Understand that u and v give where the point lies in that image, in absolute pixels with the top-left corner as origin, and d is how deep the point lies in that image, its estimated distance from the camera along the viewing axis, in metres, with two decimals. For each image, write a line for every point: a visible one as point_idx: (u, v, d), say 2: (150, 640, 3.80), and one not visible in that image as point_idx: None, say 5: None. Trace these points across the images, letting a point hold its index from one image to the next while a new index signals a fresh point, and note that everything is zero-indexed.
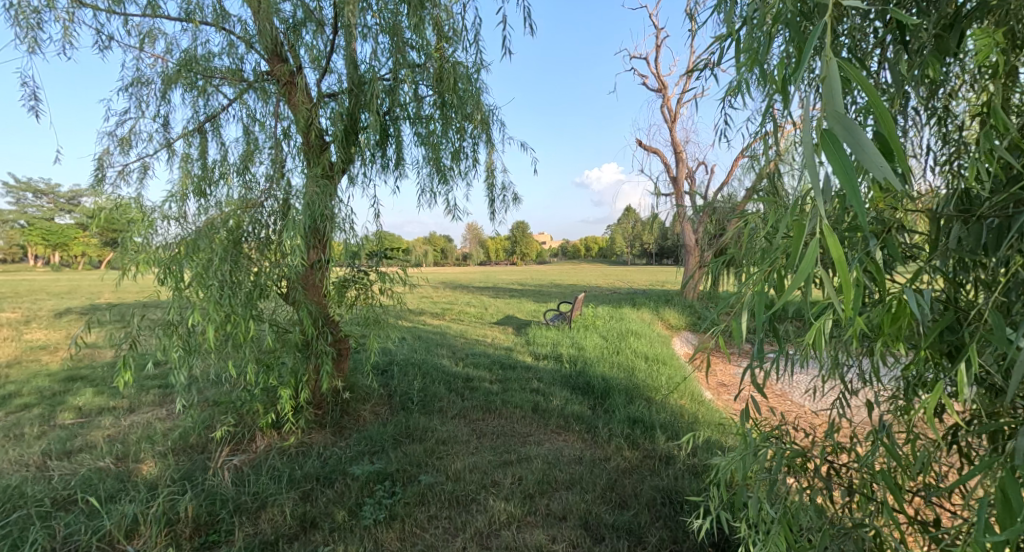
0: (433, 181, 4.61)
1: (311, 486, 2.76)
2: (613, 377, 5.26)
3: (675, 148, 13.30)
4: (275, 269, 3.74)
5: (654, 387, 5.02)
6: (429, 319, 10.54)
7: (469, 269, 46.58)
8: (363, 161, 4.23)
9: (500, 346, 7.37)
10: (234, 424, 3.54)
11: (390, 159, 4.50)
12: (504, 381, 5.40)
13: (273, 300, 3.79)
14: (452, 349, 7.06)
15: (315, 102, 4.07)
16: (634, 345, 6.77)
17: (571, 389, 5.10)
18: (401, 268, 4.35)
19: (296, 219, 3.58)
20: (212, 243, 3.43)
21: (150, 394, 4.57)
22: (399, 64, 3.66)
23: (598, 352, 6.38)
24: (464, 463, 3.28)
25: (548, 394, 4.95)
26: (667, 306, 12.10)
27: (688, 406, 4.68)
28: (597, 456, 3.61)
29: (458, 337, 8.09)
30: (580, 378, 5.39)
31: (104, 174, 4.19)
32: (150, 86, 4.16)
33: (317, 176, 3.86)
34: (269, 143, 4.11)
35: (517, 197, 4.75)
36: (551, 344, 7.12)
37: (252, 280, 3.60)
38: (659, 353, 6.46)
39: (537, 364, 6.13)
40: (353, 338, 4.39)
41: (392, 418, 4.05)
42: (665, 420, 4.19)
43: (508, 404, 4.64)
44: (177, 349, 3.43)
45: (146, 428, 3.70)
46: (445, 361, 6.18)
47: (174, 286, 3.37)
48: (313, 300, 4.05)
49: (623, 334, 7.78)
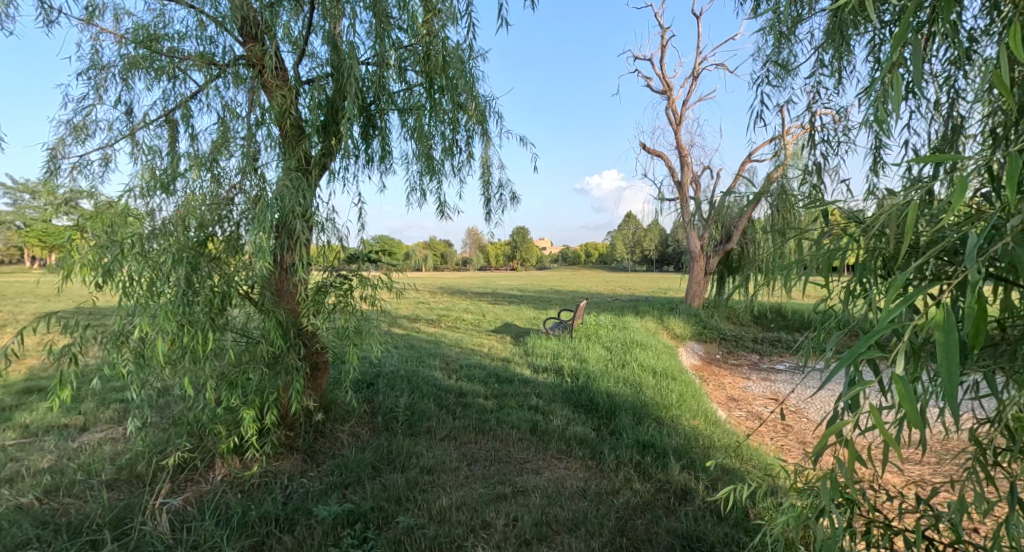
0: (423, 179, 4.23)
1: (266, 532, 2.34)
2: (619, 394, 4.83)
3: (678, 152, 12.99)
4: (241, 273, 3.32)
5: (663, 406, 4.60)
6: (424, 326, 10.06)
7: (469, 275, 46.24)
8: (345, 155, 3.84)
9: (497, 357, 6.95)
10: (189, 450, 3.10)
11: (377, 153, 4.10)
12: (500, 397, 4.97)
13: (239, 307, 3.37)
14: (446, 360, 6.63)
15: (293, 89, 3.68)
16: (640, 357, 6.34)
17: (573, 407, 4.68)
18: (386, 273, 3.95)
19: (264, 216, 3.17)
20: (166, 243, 3.02)
21: (109, 410, 4.12)
22: (383, 43, 3.28)
23: (601, 364, 5.96)
24: (451, 499, 2.85)
25: (548, 412, 4.52)
26: (672, 315, 11.68)
27: (702, 428, 4.27)
28: (604, 488, 3.18)
29: (453, 347, 7.65)
30: (582, 394, 4.97)
31: (58, 166, 3.77)
32: (111, 69, 3.77)
33: (292, 168, 3.47)
34: (241, 133, 3.72)
35: (516, 197, 4.35)
36: (551, 355, 6.68)
37: (213, 284, 3.17)
38: (667, 365, 6.03)
39: (536, 378, 5.69)
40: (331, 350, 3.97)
41: (373, 441, 3.62)
42: (678, 445, 3.78)
43: (504, 423, 4.22)
44: (126, 364, 3.00)
45: (92, 453, 3.26)
46: (437, 373, 5.74)
47: (121, 291, 2.95)
48: (287, 307, 3.63)
49: (628, 345, 7.37)
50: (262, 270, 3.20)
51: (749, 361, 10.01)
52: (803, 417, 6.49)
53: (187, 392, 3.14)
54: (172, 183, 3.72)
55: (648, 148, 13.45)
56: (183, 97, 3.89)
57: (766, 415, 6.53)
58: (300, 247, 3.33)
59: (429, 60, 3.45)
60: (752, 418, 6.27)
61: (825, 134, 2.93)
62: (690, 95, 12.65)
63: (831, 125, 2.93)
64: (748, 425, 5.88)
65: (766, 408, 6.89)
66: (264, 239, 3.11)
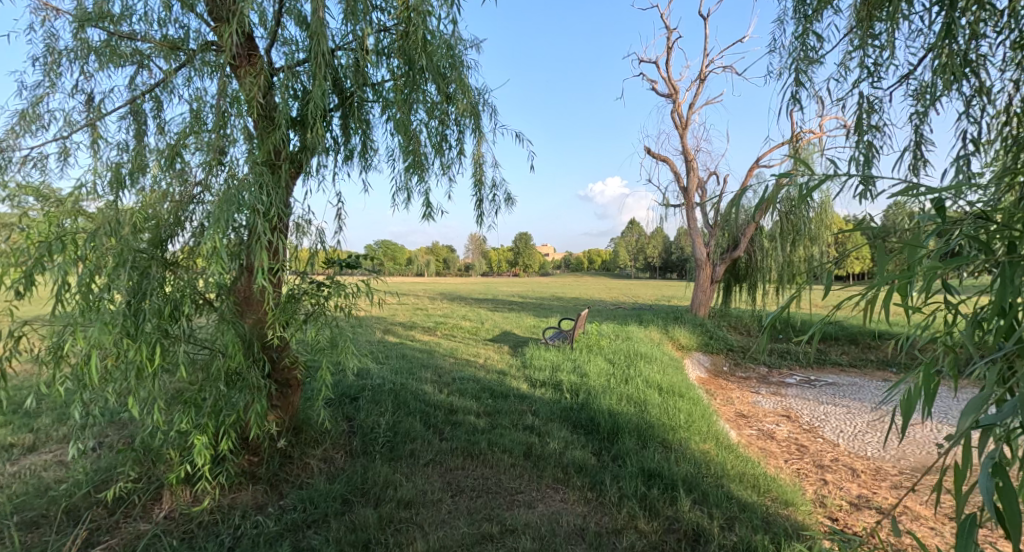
0: (409, 177, 3.88)
1: None
2: (622, 413, 4.44)
3: (683, 157, 12.68)
4: (198, 281, 2.95)
5: (670, 427, 4.20)
6: (420, 335, 9.67)
7: (470, 281, 45.87)
8: (323, 150, 3.51)
9: (493, 369, 6.55)
10: (133, 481, 2.73)
11: (358, 148, 3.75)
12: (493, 415, 4.59)
13: (196, 318, 3.01)
14: (438, 372, 6.23)
15: (265, 78, 3.35)
16: (645, 371, 5.93)
17: (571, 428, 4.30)
18: (365, 279, 3.50)
19: (222, 216, 2.81)
20: (109, 246, 2.66)
21: (62, 428, 3.75)
22: (360, 24, 2.95)
23: (603, 379, 5.55)
24: (427, 543, 2.49)
25: (544, 433, 4.14)
26: (676, 325, 11.28)
27: (713, 454, 3.87)
28: (604, 528, 2.80)
29: (447, 357, 7.26)
30: (582, 413, 4.58)
31: (8, 160, 3.43)
32: (67, 54, 3.42)
33: (260, 163, 3.12)
34: (208, 126, 3.37)
35: (511, 198, 4.00)
36: (549, 368, 6.28)
37: (163, 291, 2.80)
38: (673, 380, 5.63)
39: (532, 393, 5.30)
40: (303, 365, 3.52)
41: (348, 468, 3.25)
42: (687, 474, 3.39)
43: (495, 446, 3.84)
44: (61, 383, 2.64)
45: (28, 480, 2.89)
46: (427, 388, 5.35)
47: (56, 301, 2.59)
48: (253, 318, 3.24)
49: (631, 357, 6.96)
50: (219, 277, 2.84)
51: (757, 374, 9.59)
52: (817, 437, 6.08)
53: (133, 414, 2.77)
54: (128, 180, 3.35)
55: (653, 153, 13.13)
56: (145, 85, 3.52)
57: (778, 434, 6.11)
58: (261, 251, 2.95)
59: (412, 44, 3.13)
60: (763, 438, 5.86)
61: (858, 126, 2.58)
62: (696, 99, 12.32)
63: (866, 117, 2.58)
64: (759, 446, 5.47)
65: (778, 427, 6.48)
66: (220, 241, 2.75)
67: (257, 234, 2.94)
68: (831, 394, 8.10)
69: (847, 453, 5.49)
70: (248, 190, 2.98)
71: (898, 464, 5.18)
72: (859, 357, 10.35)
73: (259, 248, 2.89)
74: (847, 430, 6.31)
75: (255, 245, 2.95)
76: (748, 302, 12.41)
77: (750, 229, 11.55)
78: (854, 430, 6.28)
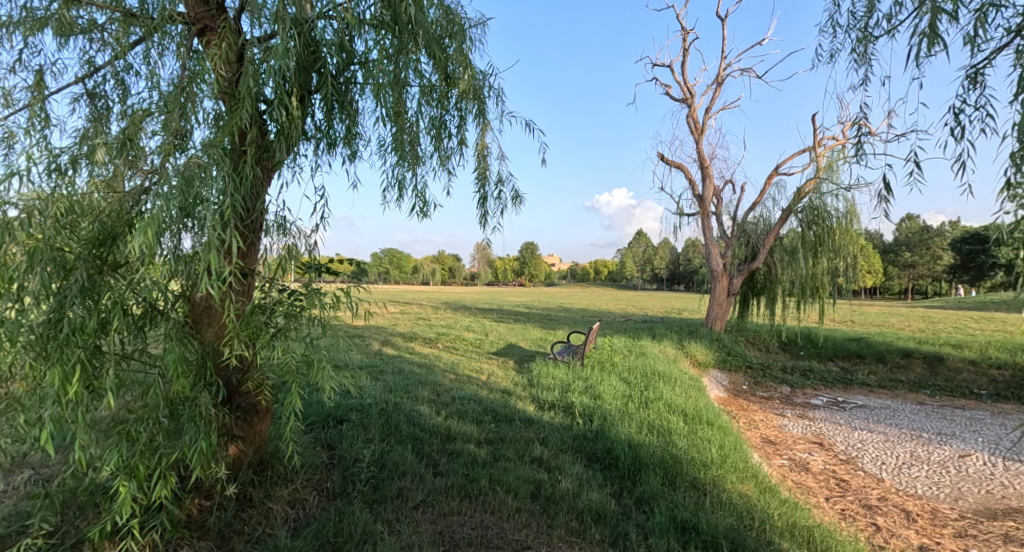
0: (403, 169, 3.40)
1: None
2: (643, 444, 3.87)
3: (699, 164, 12.20)
4: (129, 291, 2.34)
5: (701, 463, 3.62)
6: (420, 347, 9.12)
7: (474, 290, 45.42)
8: (303, 137, 3.05)
9: (496, 388, 5.97)
10: (45, 536, 2.20)
11: (344, 137, 3.28)
12: (496, 444, 4.02)
13: (138, 334, 2.48)
14: (436, 390, 5.67)
15: (237, 52, 2.89)
16: (665, 393, 5.33)
17: (585, 462, 3.74)
18: (347, 286, 2.97)
19: (160, 209, 2.29)
20: (21, 244, 2.16)
21: None
22: None
23: (618, 402, 4.97)
24: None
25: (555, 468, 3.58)
26: (692, 339, 10.65)
27: (755, 498, 3.29)
28: None
29: (447, 373, 6.69)
30: (597, 443, 4.02)
31: None
32: (9, 23, 2.95)
33: (222, 148, 2.64)
34: (167, 106, 2.88)
35: (519, 196, 3.48)
36: (559, 388, 5.70)
37: (91, 300, 2.27)
38: (697, 405, 5.03)
39: (540, 417, 4.73)
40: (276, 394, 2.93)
41: (319, 514, 2.71)
42: (730, 527, 2.82)
43: (497, 485, 3.28)
44: None
45: None
46: (422, 409, 4.79)
47: None
48: (211, 332, 2.71)
49: (648, 376, 6.38)
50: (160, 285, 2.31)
51: (780, 394, 8.94)
52: (857, 469, 5.45)
53: (50, 452, 2.24)
54: (72, 167, 2.85)
55: (666, 160, 12.65)
56: (101, 60, 3.05)
57: (813, 465, 5.48)
58: (215, 253, 2.42)
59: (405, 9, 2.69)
60: (797, 470, 5.25)
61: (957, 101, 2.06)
62: (713, 103, 11.86)
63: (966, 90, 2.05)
64: (795, 481, 4.86)
65: (811, 456, 5.85)
66: (154, 243, 2.21)
67: (207, 232, 2.39)
68: (864, 419, 7.44)
69: (894, 490, 4.86)
70: (203, 178, 2.46)
71: (954, 505, 4.56)
72: (888, 377, 9.68)
73: (207, 250, 2.34)
74: (889, 461, 5.67)
75: (203, 245, 2.40)
76: (767, 316, 11.77)
77: (769, 239, 11.00)
78: (897, 463, 5.65)
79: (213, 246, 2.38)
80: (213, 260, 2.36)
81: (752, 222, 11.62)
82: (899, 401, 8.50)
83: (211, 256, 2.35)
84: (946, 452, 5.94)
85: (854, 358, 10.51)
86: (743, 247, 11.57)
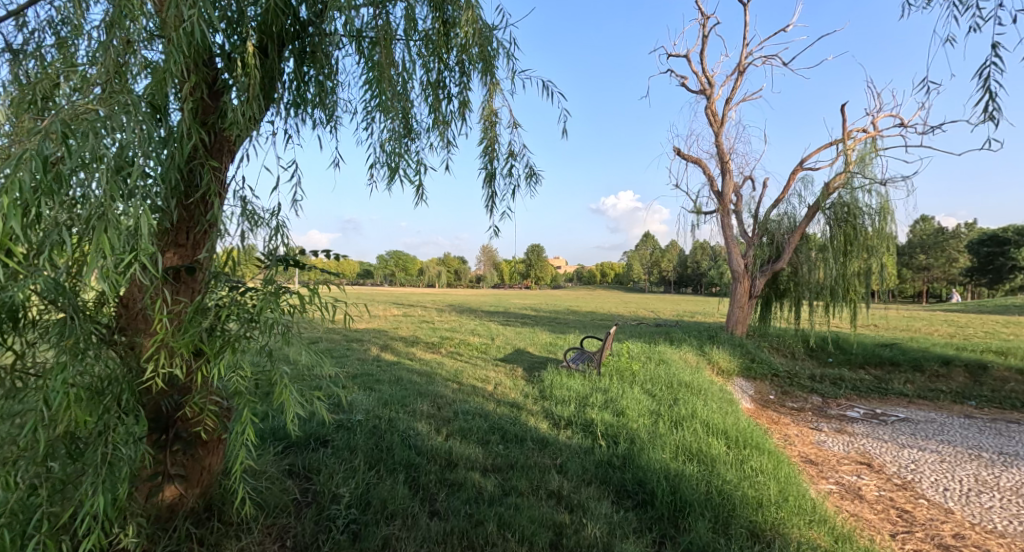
0: (397, 143, 2.82)
1: None
2: (683, 475, 3.23)
3: (718, 158, 11.53)
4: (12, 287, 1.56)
5: (756, 502, 2.97)
6: (422, 353, 8.49)
7: (480, 293, 44.80)
8: (273, 100, 2.47)
9: (506, 400, 5.33)
10: None
11: (321, 101, 2.69)
12: (506, 473, 3.39)
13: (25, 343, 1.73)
14: (437, 403, 5.04)
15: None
16: (697, 409, 4.67)
17: (614, 498, 3.09)
18: (321, 284, 2.33)
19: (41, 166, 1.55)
20: None
21: None
22: None
23: (646, 421, 4.32)
24: None
25: (579, 507, 2.94)
26: (714, 346, 9.96)
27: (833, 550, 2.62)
28: None
29: (450, 383, 6.05)
30: (626, 472, 3.38)
31: None
32: None
33: (156, 102, 2.01)
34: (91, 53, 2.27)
35: (534, 173, 2.86)
36: (575, 401, 5.05)
37: None
38: (737, 423, 4.37)
39: (555, 437, 4.08)
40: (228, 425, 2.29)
41: None
42: None
43: (507, 530, 2.65)
44: None
45: None
46: (420, 426, 4.17)
47: None
48: (140, 342, 2.10)
49: (674, 388, 5.71)
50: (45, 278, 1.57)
51: (812, 405, 8.22)
52: (918, 496, 4.75)
53: None
54: None
55: (684, 155, 12.01)
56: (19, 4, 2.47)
57: (867, 492, 4.78)
58: (131, 236, 1.72)
59: None
60: (850, 498, 4.57)
61: None
62: (734, 93, 11.22)
63: None
64: (852, 513, 4.19)
65: (861, 479, 5.14)
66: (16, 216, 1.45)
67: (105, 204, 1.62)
68: (911, 435, 6.72)
69: (970, 525, 4.16)
70: (107, 128, 1.70)
71: None
72: (927, 387, 8.93)
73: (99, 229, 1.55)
74: (953, 487, 4.96)
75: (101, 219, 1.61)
76: (791, 319, 11.06)
77: (795, 239, 10.32)
78: (963, 489, 4.93)
79: (114, 228, 1.60)
80: (110, 245, 1.57)
81: (776, 219, 10.93)
82: (947, 413, 7.74)
83: (105, 239, 1.55)
84: (1017, 477, 5.22)
85: (888, 366, 9.76)
86: (766, 247, 10.88)
